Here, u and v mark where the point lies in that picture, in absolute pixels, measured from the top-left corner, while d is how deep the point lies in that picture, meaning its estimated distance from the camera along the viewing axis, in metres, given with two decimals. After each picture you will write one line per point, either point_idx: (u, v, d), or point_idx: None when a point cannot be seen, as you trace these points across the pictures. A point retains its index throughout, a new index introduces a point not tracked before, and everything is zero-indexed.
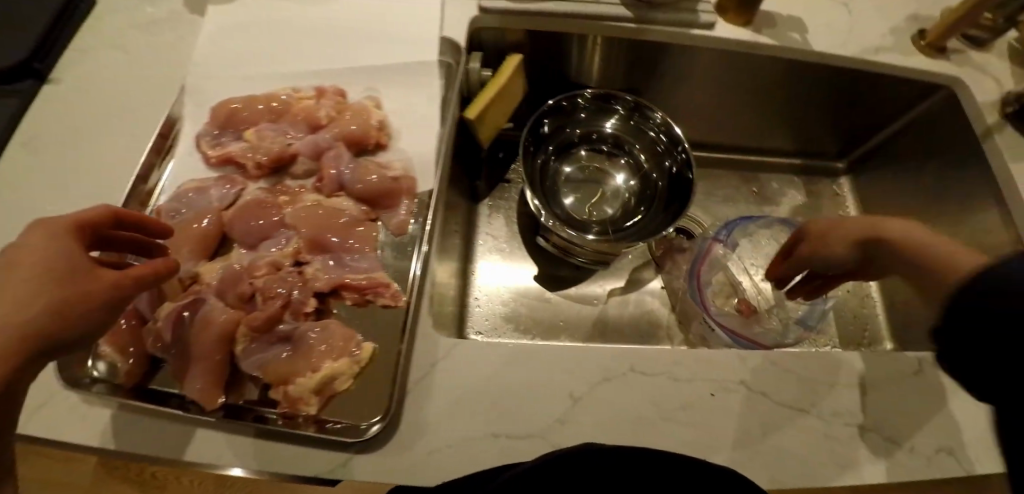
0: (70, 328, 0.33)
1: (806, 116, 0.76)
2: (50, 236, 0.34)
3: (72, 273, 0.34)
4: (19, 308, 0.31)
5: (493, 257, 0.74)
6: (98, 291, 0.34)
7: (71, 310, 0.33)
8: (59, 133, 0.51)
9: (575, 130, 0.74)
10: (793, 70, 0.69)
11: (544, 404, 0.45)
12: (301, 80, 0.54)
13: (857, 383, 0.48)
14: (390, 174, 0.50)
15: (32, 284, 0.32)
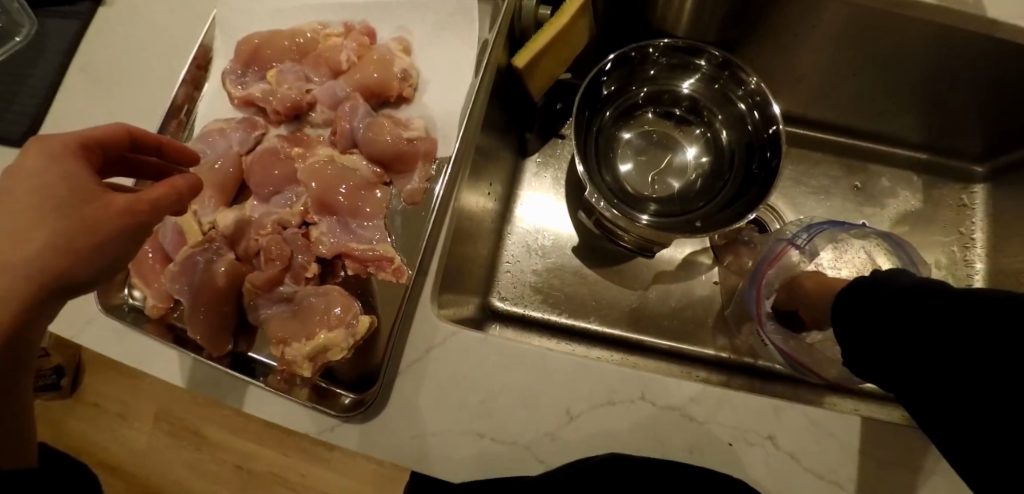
0: (83, 265, 0.31)
1: (954, 99, 0.59)
2: (54, 156, 0.31)
3: (79, 199, 0.31)
4: (26, 239, 0.29)
5: (535, 205, 0.69)
6: (109, 219, 0.31)
7: (75, 244, 0.30)
8: (108, 59, 0.52)
9: (641, 89, 0.63)
10: (950, 38, 0.52)
11: (537, 414, 0.42)
12: (330, 14, 0.49)
13: (916, 466, 0.40)
14: (405, 135, 0.46)
15: (38, 213, 0.30)
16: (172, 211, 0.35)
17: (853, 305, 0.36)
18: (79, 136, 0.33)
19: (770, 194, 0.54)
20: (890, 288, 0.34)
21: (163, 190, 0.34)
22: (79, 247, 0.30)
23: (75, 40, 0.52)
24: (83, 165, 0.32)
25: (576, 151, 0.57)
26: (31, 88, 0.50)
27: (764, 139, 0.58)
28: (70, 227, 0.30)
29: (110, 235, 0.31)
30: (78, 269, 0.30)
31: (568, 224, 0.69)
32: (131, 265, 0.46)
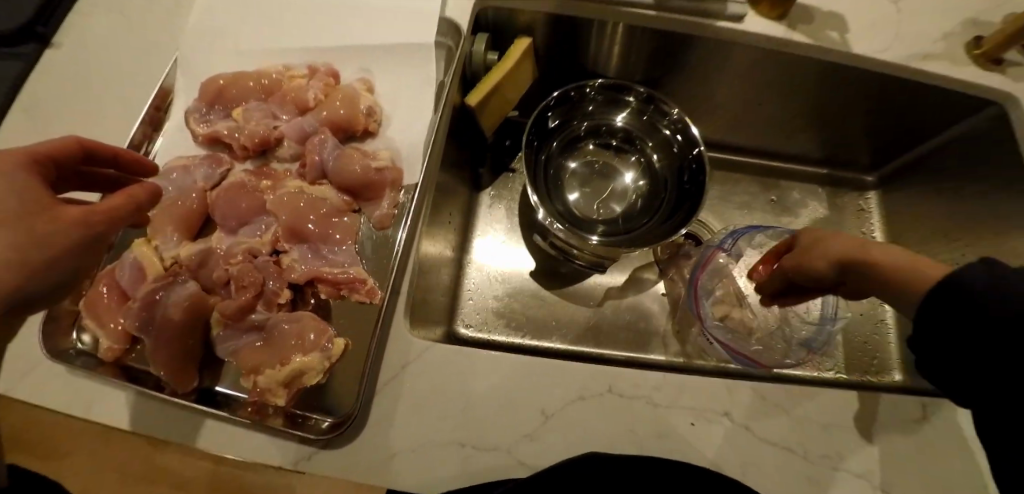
0: (36, 278, 0.31)
1: (842, 120, 0.71)
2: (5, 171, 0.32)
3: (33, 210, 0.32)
4: None
5: (489, 242, 0.73)
6: (65, 231, 0.33)
7: (31, 256, 0.31)
8: (57, 102, 0.51)
9: (582, 123, 0.70)
10: (828, 72, 0.64)
11: (515, 417, 0.44)
12: (295, 57, 0.53)
13: (847, 423, 0.46)
14: (373, 164, 0.48)
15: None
16: (127, 222, 0.36)
17: (934, 309, 0.37)
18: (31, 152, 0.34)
19: (702, 205, 0.61)
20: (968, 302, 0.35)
21: (120, 201, 0.35)
22: (30, 261, 0.31)
23: (17, 85, 0.51)
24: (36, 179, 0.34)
25: (529, 182, 0.62)
26: None
27: (690, 162, 0.66)
28: (23, 241, 0.31)
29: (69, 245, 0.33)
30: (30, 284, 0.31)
31: (529, 264, 0.72)
32: (84, 305, 0.44)
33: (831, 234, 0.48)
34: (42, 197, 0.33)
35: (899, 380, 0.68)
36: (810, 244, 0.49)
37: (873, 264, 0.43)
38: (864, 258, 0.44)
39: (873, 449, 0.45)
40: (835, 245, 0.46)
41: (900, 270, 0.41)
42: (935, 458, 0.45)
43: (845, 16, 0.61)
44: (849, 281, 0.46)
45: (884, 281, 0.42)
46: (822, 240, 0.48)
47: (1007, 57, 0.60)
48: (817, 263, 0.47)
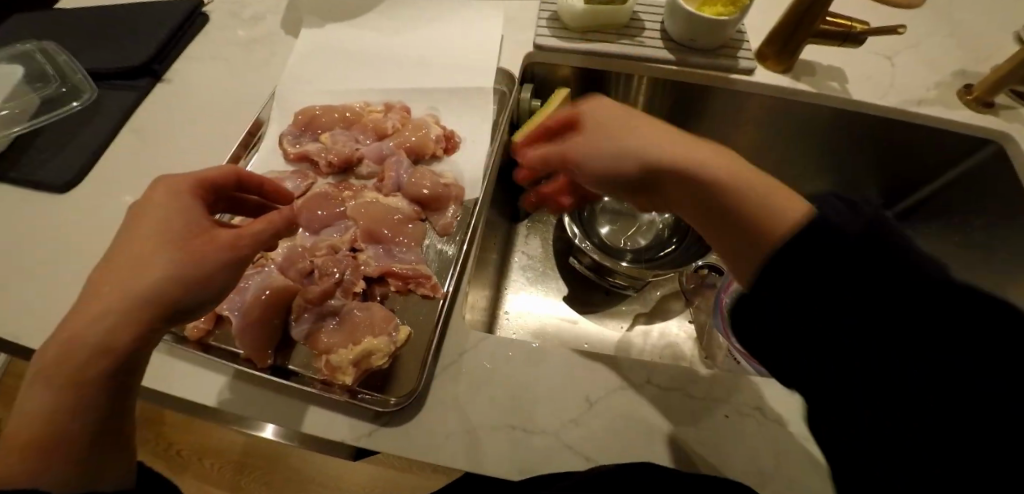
0: (188, 294, 0.38)
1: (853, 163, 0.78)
2: (173, 196, 0.41)
3: (190, 235, 0.39)
4: (144, 271, 0.37)
5: (526, 272, 0.77)
6: (208, 254, 0.39)
7: (184, 277, 0.37)
8: (173, 131, 0.61)
9: None
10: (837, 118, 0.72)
11: (561, 403, 0.47)
12: (372, 95, 0.62)
13: None
14: (440, 181, 0.55)
15: (155, 247, 0.38)
16: (265, 245, 0.43)
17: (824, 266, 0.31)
18: (196, 181, 0.43)
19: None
20: (888, 265, 0.30)
21: (262, 226, 0.42)
22: (185, 279, 0.37)
23: (128, 112, 0.61)
24: (195, 203, 0.42)
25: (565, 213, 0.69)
26: (87, 142, 0.59)
27: None
28: (181, 263, 0.38)
29: (214, 269, 0.39)
30: (185, 297, 0.38)
31: (563, 304, 0.76)
32: None
33: (617, 121, 0.47)
34: (198, 225, 0.40)
35: None
36: (592, 138, 0.47)
37: (687, 173, 0.40)
38: (690, 156, 0.41)
39: None
40: (583, 149, 0.47)
41: (744, 211, 0.38)
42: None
43: (841, 69, 0.70)
44: (644, 189, 0.45)
45: (706, 200, 0.40)
46: (614, 135, 0.46)
47: (996, 102, 0.68)
48: (628, 140, 0.44)
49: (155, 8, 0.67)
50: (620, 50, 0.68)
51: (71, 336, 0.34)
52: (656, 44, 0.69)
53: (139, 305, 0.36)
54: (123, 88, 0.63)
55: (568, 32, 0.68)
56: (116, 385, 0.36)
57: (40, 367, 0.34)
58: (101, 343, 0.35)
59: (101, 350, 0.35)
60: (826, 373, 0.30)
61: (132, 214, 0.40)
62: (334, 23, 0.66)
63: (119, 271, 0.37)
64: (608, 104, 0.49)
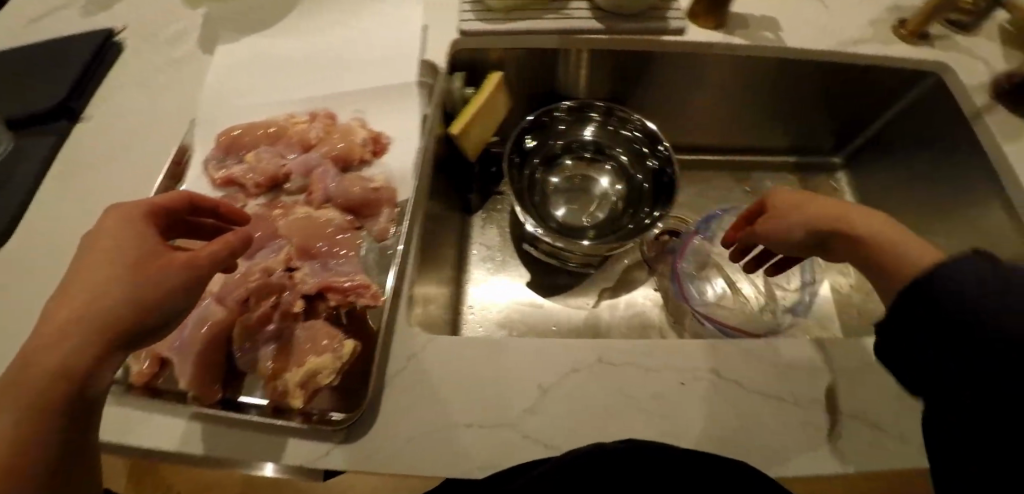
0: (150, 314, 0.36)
1: (805, 103, 0.78)
2: (127, 218, 0.39)
3: (146, 256, 0.37)
4: (105, 292, 0.35)
5: (485, 262, 0.77)
6: (167, 274, 0.37)
7: (148, 295, 0.36)
8: (95, 170, 0.57)
9: (556, 142, 0.77)
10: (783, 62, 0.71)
11: (516, 393, 0.47)
12: (296, 106, 0.60)
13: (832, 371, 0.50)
14: (370, 185, 0.54)
15: (114, 268, 0.36)
16: (224, 265, 0.41)
17: (899, 305, 0.35)
18: (150, 205, 0.41)
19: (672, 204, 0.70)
20: (949, 298, 0.32)
21: (219, 247, 0.41)
22: (147, 298, 0.36)
23: (50, 157, 0.58)
24: (148, 226, 0.40)
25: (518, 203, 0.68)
26: (14, 193, 0.55)
27: (659, 156, 0.73)
28: (142, 281, 0.36)
29: (176, 286, 0.37)
30: (149, 317, 0.36)
31: (526, 288, 0.75)
32: None
33: (802, 197, 0.48)
34: (154, 247, 0.38)
35: None
36: (777, 212, 0.49)
37: (868, 239, 0.42)
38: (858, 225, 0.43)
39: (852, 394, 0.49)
40: (789, 218, 0.47)
41: (894, 267, 0.40)
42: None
43: (777, 19, 0.69)
44: (821, 249, 0.47)
45: (869, 264, 0.42)
46: (789, 209, 0.48)
47: (931, 32, 0.68)
48: (808, 214, 0.46)
49: (64, 45, 0.63)
50: (547, 25, 0.66)
51: (21, 366, 0.32)
52: (583, 14, 0.67)
53: (96, 331, 0.34)
54: (38, 135, 0.59)
55: (492, 13, 0.66)
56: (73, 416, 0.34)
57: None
58: (57, 370, 0.33)
59: (61, 378, 0.33)
60: (925, 383, 0.34)
61: (85, 242, 0.38)
62: (249, 34, 0.63)
63: (72, 297, 0.35)
64: (782, 194, 0.50)
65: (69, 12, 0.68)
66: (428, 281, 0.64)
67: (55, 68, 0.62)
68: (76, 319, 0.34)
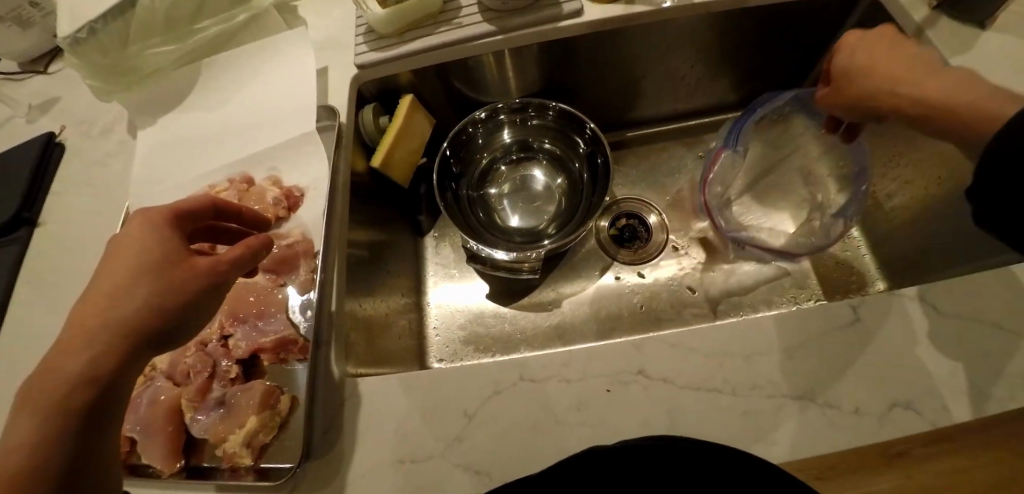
0: (160, 322, 0.39)
1: (740, 53, 0.75)
2: (151, 222, 0.42)
3: (167, 264, 0.40)
4: (127, 300, 0.38)
5: (442, 282, 0.77)
6: (188, 280, 0.40)
7: (165, 304, 0.39)
8: (59, 270, 0.63)
9: (481, 156, 0.76)
10: (701, 21, 0.69)
11: (442, 424, 0.48)
12: (215, 176, 0.61)
13: (774, 350, 0.48)
14: (284, 242, 0.56)
15: (133, 276, 0.39)
16: (246, 269, 0.44)
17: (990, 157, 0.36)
18: (172, 208, 0.44)
19: (608, 189, 0.69)
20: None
21: (241, 250, 0.43)
22: (164, 309, 0.39)
23: (17, 266, 0.63)
24: (169, 230, 0.42)
25: (464, 232, 0.67)
26: None
27: (587, 139, 0.72)
28: (159, 288, 0.39)
29: (192, 293, 0.40)
30: (163, 325, 0.39)
31: (487, 298, 0.75)
32: None
33: (886, 50, 0.47)
34: (177, 253, 0.41)
35: (881, 288, 0.70)
36: (863, 67, 0.48)
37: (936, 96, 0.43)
38: (906, 85, 0.45)
39: (795, 370, 0.48)
40: (873, 78, 0.47)
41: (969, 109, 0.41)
42: (857, 353, 0.48)
43: None
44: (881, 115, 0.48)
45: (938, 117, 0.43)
46: (876, 61, 0.47)
47: None
48: (871, 86, 0.47)
49: (14, 156, 0.70)
50: (440, 39, 0.65)
51: (51, 377, 0.37)
52: (474, 20, 0.66)
53: (115, 340, 0.38)
54: (5, 246, 0.64)
55: (387, 38, 0.67)
56: (90, 423, 0.37)
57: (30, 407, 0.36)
58: (78, 379, 0.37)
59: (79, 386, 0.37)
60: None
61: (111, 251, 0.41)
62: (165, 114, 0.66)
63: (97, 304, 0.38)
64: (854, 40, 0.50)
65: (17, 121, 0.74)
66: (380, 303, 0.66)
67: (12, 182, 0.67)
68: (100, 325, 0.38)
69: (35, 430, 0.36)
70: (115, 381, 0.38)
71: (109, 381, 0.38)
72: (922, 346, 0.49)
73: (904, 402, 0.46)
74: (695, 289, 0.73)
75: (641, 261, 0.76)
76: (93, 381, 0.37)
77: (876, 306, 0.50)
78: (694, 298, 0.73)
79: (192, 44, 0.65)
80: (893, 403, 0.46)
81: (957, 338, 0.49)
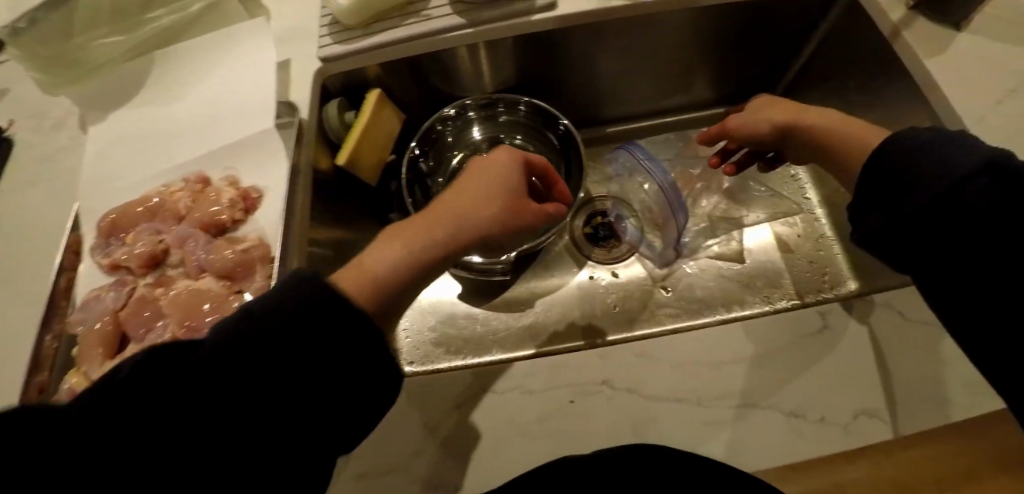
0: (500, 238, 0.47)
1: (718, 50, 0.73)
2: (512, 157, 0.50)
3: (517, 196, 0.48)
4: (485, 209, 0.45)
5: None
6: (525, 212, 0.48)
7: (511, 222, 0.46)
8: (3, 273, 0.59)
9: (453, 154, 0.74)
10: (678, 17, 0.67)
11: (402, 438, 0.46)
12: (171, 176, 0.58)
13: (744, 359, 0.48)
14: (240, 247, 0.53)
15: (486, 194, 0.46)
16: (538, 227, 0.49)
17: (864, 183, 0.40)
18: (524, 154, 0.51)
19: (582, 186, 0.67)
20: (900, 176, 0.38)
21: (550, 208, 0.51)
22: (506, 226, 0.46)
23: None
24: (518, 173, 0.49)
25: None
26: None
27: (561, 134, 0.70)
28: (504, 214, 0.46)
29: (509, 224, 0.46)
30: (496, 240, 0.46)
31: (457, 298, 0.74)
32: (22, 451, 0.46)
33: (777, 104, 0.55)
34: (521, 191, 0.49)
35: (853, 288, 0.69)
36: (761, 112, 0.56)
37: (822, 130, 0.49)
38: (804, 119, 0.52)
39: (763, 378, 0.47)
40: (772, 116, 0.55)
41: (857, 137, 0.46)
42: (822, 360, 0.48)
43: None
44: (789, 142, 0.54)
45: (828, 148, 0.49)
46: (770, 109, 0.55)
47: None
48: (775, 119, 0.54)
49: None
50: (407, 32, 0.63)
51: (417, 224, 0.43)
52: (443, 12, 0.63)
53: (463, 233, 0.44)
54: None
55: (352, 31, 0.64)
56: (413, 281, 0.41)
57: (381, 240, 0.42)
58: (442, 243, 0.42)
59: (436, 250, 0.42)
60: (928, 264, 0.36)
61: (475, 171, 0.49)
62: (117, 109, 0.62)
63: (463, 198, 0.45)
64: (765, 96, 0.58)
65: None
66: None
67: None
68: (464, 213, 0.44)
69: (392, 260, 0.40)
70: (443, 264, 0.43)
71: (444, 263, 0.43)
72: (886, 354, 0.48)
73: (870, 411, 0.46)
74: (667, 288, 0.73)
75: (612, 260, 0.75)
76: (441, 248, 0.42)
77: (848, 314, 0.50)
78: (667, 297, 0.72)
79: (144, 35, 0.62)
80: (859, 411, 0.46)
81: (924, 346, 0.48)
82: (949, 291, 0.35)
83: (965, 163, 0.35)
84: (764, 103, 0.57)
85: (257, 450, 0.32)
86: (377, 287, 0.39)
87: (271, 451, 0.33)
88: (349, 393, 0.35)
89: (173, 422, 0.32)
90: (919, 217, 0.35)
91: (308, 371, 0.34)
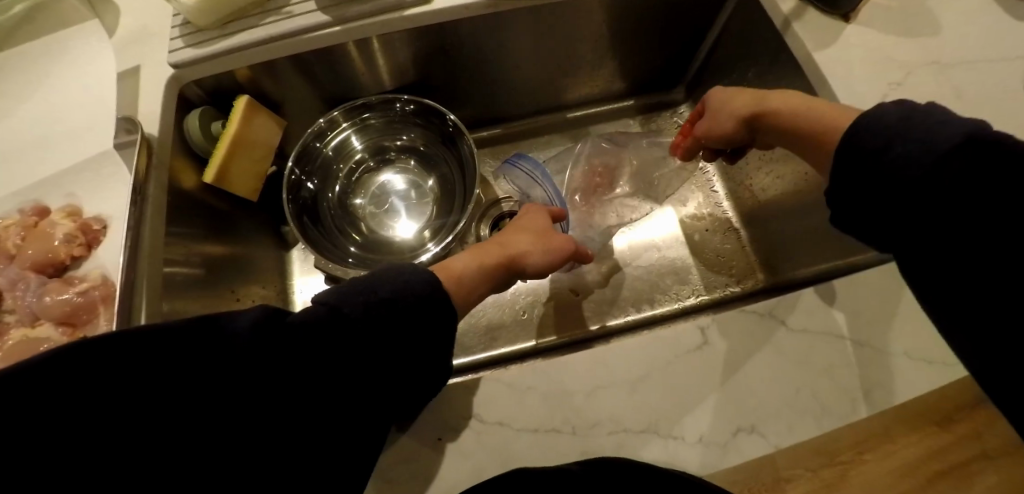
0: (546, 268, 0.56)
1: (622, 40, 0.70)
2: (541, 210, 0.62)
3: (553, 233, 0.58)
4: (538, 241, 0.56)
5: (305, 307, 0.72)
6: (565, 243, 0.58)
7: (554, 246, 0.57)
8: None
9: (342, 165, 0.70)
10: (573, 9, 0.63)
11: None
12: (1, 206, 0.51)
13: (619, 382, 0.46)
14: (78, 289, 0.47)
15: (539, 233, 0.57)
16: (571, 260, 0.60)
17: (843, 163, 0.39)
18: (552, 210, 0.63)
19: (477, 182, 0.64)
20: (874, 161, 0.36)
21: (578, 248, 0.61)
22: (556, 249, 0.57)
23: None
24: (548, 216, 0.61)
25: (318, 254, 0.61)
26: None
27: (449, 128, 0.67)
28: (550, 245, 0.57)
29: (557, 253, 0.57)
30: (538, 270, 0.56)
31: None
32: None
33: (737, 95, 0.54)
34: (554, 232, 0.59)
35: (760, 279, 0.70)
36: (720, 104, 0.56)
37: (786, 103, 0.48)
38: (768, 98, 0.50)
39: (640, 402, 0.46)
40: (736, 102, 0.54)
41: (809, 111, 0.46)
42: (700, 377, 0.47)
43: None
44: (755, 125, 0.53)
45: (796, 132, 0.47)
46: (728, 99, 0.55)
47: None
48: (739, 103, 0.54)
49: None
50: (265, 32, 0.56)
51: (487, 244, 0.56)
52: (305, 9, 0.57)
53: (516, 254, 0.55)
54: None
55: (205, 32, 0.57)
56: (486, 285, 0.52)
57: (463, 253, 0.54)
58: (504, 257, 0.54)
59: (499, 262, 0.54)
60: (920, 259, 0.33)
61: (517, 218, 0.61)
62: None
63: (519, 231, 0.57)
64: (720, 92, 0.57)
65: None
66: None
67: None
68: (518, 243, 0.56)
69: (473, 262, 0.52)
70: (503, 276, 0.55)
71: (503, 275, 0.54)
72: (764, 369, 0.47)
73: (749, 427, 0.45)
74: (578, 291, 0.71)
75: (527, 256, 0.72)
76: (506, 257, 0.54)
77: (725, 326, 0.48)
78: (578, 300, 0.71)
79: None
80: (738, 427, 0.45)
81: (797, 356, 0.47)
82: (942, 289, 0.32)
83: (946, 137, 0.33)
84: (728, 91, 0.56)
85: (250, 456, 0.34)
86: (464, 281, 0.50)
87: (263, 457, 0.34)
88: (347, 396, 0.36)
89: (158, 425, 0.32)
90: (917, 205, 0.33)
91: (307, 375, 0.35)
